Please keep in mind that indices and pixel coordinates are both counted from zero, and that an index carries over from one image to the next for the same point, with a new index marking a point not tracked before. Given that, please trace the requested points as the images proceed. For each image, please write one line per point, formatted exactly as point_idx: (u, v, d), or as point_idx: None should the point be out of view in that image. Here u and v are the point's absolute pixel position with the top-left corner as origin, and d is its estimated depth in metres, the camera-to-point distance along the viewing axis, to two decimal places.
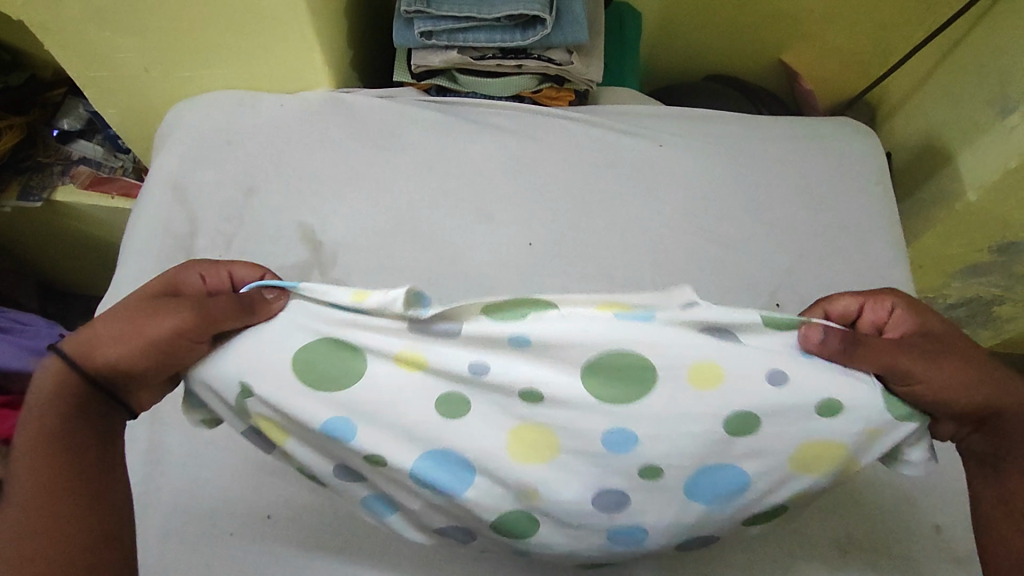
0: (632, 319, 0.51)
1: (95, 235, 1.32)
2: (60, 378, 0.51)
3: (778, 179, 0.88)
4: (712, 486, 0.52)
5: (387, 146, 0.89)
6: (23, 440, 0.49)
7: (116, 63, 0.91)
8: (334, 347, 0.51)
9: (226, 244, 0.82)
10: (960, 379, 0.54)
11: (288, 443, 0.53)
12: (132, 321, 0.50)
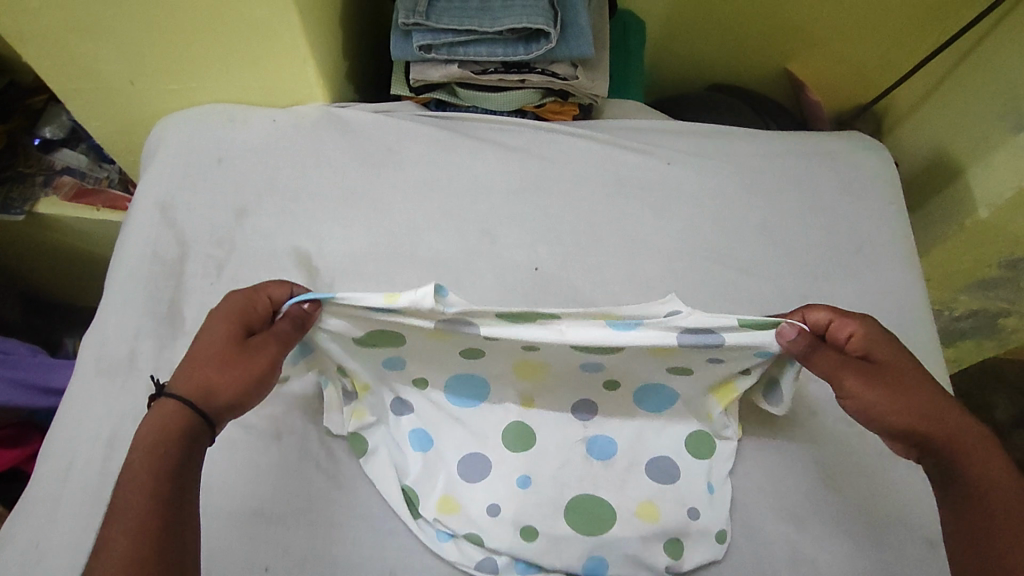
0: (622, 328, 0.56)
1: (81, 246, 1.27)
2: (164, 413, 0.52)
3: (789, 198, 0.85)
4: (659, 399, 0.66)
5: (385, 164, 0.85)
6: (137, 463, 0.49)
7: (99, 76, 0.87)
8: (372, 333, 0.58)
9: (218, 269, 0.78)
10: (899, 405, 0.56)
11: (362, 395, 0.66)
12: (226, 357, 0.55)
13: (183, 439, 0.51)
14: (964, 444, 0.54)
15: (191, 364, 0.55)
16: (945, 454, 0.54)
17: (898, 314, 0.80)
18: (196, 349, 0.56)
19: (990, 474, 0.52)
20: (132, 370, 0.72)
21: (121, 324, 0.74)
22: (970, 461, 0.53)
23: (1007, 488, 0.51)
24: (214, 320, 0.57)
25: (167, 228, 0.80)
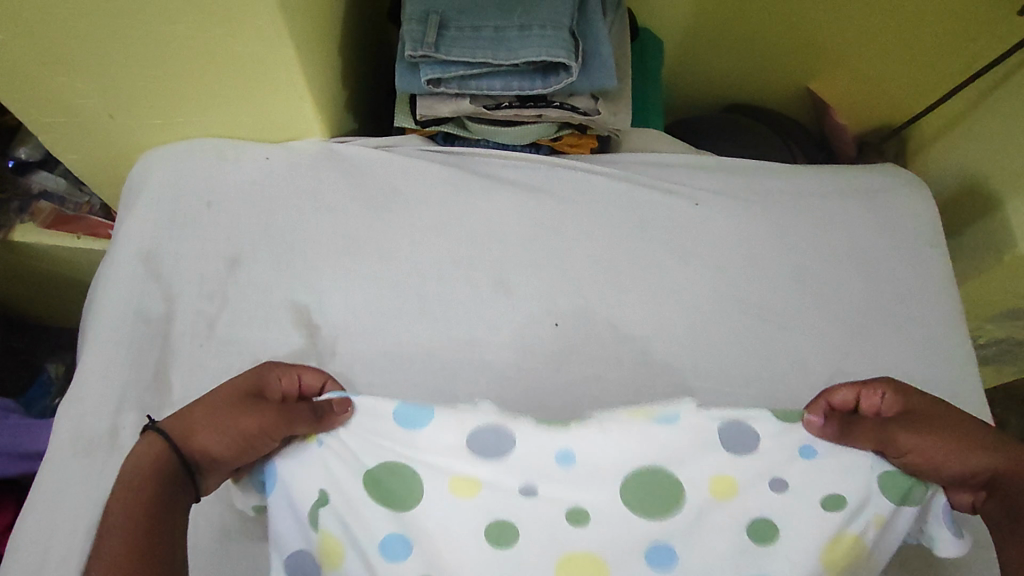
0: (660, 425, 0.55)
1: (61, 270, 1.19)
2: (149, 452, 0.49)
3: (824, 242, 0.80)
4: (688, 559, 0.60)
5: (390, 207, 0.79)
6: (118, 500, 0.46)
7: (73, 109, 0.79)
8: (391, 469, 0.56)
9: (209, 328, 0.72)
10: (950, 448, 0.55)
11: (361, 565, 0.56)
12: (223, 416, 0.51)
13: (171, 471, 0.48)
14: (1017, 473, 0.53)
15: (186, 413, 0.51)
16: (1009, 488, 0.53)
17: (943, 370, 0.75)
18: (193, 403, 0.52)
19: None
20: (116, 447, 0.66)
21: (102, 394, 0.68)
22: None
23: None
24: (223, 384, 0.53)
25: (153, 283, 0.74)
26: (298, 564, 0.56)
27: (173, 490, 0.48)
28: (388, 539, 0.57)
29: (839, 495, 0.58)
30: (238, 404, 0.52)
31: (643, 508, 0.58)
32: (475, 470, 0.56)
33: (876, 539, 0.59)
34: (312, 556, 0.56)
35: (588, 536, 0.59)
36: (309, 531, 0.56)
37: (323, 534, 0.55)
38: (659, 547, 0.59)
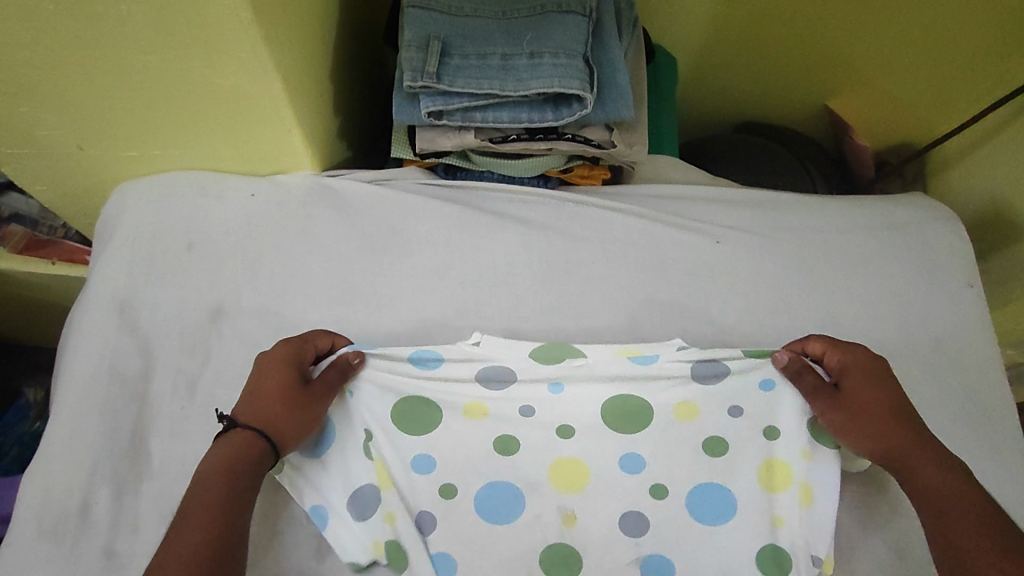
0: (643, 363, 0.61)
1: (34, 296, 1.12)
2: (235, 447, 0.54)
3: (854, 281, 0.74)
4: (707, 506, 0.62)
5: (387, 248, 0.72)
6: (207, 471, 0.52)
7: (39, 141, 0.72)
8: (413, 402, 0.61)
9: (190, 389, 0.65)
10: (864, 425, 0.58)
11: (388, 493, 0.60)
12: (288, 399, 0.56)
13: (258, 459, 0.54)
14: (916, 460, 0.56)
15: (252, 404, 0.56)
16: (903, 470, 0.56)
17: (987, 422, 0.69)
18: (252, 393, 0.57)
19: (944, 490, 0.54)
20: (85, 527, 0.59)
21: (71, 466, 0.61)
22: (921, 474, 0.55)
23: (958, 508, 0.52)
24: (270, 367, 0.58)
25: (128, 336, 0.67)
26: (360, 501, 0.60)
27: (257, 479, 0.53)
28: (423, 458, 0.62)
29: (775, 427, 0.61)
30: (295, 385, 0.57)
31: (619, 423, 0.63)
32: (485, 402, 0.62)
33: (814, 476, 0.60)
34: (365, 485, 0.61)
35: (572, 450, 0.63)
36: (355, 454, 0.61)
37: (377, 461, 0.61)
38: (630, 458, 0.63)
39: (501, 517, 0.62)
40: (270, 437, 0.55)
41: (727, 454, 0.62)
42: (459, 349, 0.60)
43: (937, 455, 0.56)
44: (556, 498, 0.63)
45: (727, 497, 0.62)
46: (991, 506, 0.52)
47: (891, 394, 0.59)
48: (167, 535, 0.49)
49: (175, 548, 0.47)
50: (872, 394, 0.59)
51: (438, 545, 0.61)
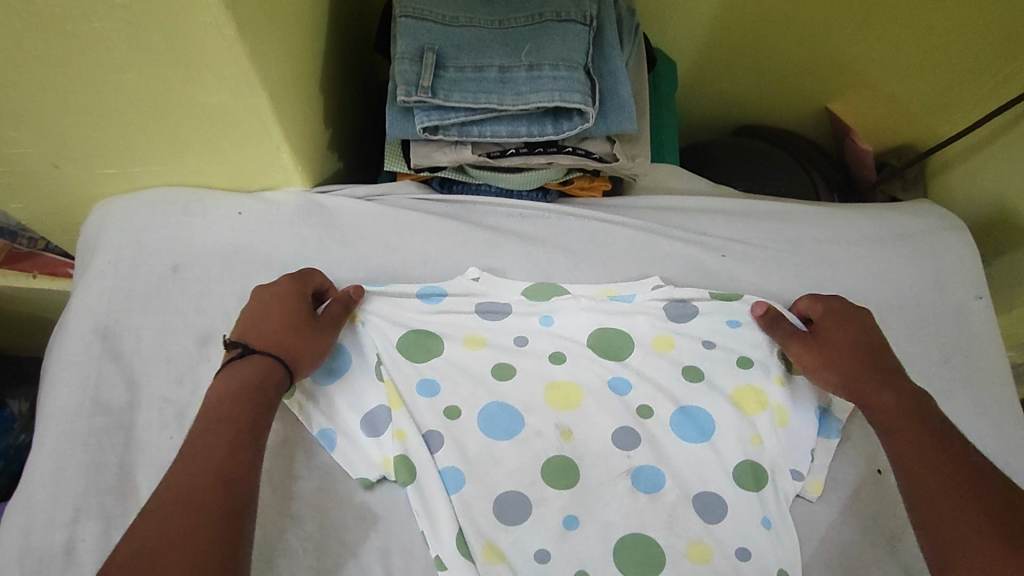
0: (620, 300, 0.69)
1: (17, 309, 1.08)
2: (252, 367, 0.55)
3: (863, 293, 0.72)
4: (694, 425, 0.64)
5: (382, 266, 0.70)
6: (222, 390, 0.53)
7: (12, 160, 0.69)
8: (419, 331, 0.67)
9: (179, 419, 0.63)
10: (835, 360, 0.62)
11: (399, 409, 0.62)
12: (299, 326, 0.60)
13: (274, 380, 0.56)
14: (876, 391, 0.59)
15: (263, 330, 0.58)
16: (866, 401, 0.60)
17: (1002, 439, 0.67)
18: (261, 320, 0.59)
19: (899, 420, 0.57)
20: (70, 568, 0.56)
21: (54, 502, 0.58)
22: (880, 405, 0.59)
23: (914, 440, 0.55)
24: (276, 300, 0.61)
25: (113, 363, 0.64)
26: (372, 420, 0.63)
27: (273, 401, 0.55)
28: (428, 380, 0.65)
29: (747, 356, 0.67)
30: (306, 316, 0.60)
31: (605, 351, 0.67)
32: (483, 333, 0.67)
33: (786, 397, 0.65)
34: (374, 406, 0.64)
35: (562, 375, 0.66)
36: (364, 381, 0.65)
37: (388, 381, 0.64)
38: (618, 381, 0.65)
39: (507, 433, 0.63)
40: (286, 360, 0.57)
41: (706, 379, 0.66)
42: (460, 283, 0.69)
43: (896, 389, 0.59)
44: (553, 415, 0.64)
45: (707, 420, 0.64)
46: (941, 438, 0.55)
47: (866, 335, 0.64)
48: (185, 454, 0.49)
49: (193, 469, 0.47)
50: (836, 339, 0.63)
51: (446, 460, 0.61)
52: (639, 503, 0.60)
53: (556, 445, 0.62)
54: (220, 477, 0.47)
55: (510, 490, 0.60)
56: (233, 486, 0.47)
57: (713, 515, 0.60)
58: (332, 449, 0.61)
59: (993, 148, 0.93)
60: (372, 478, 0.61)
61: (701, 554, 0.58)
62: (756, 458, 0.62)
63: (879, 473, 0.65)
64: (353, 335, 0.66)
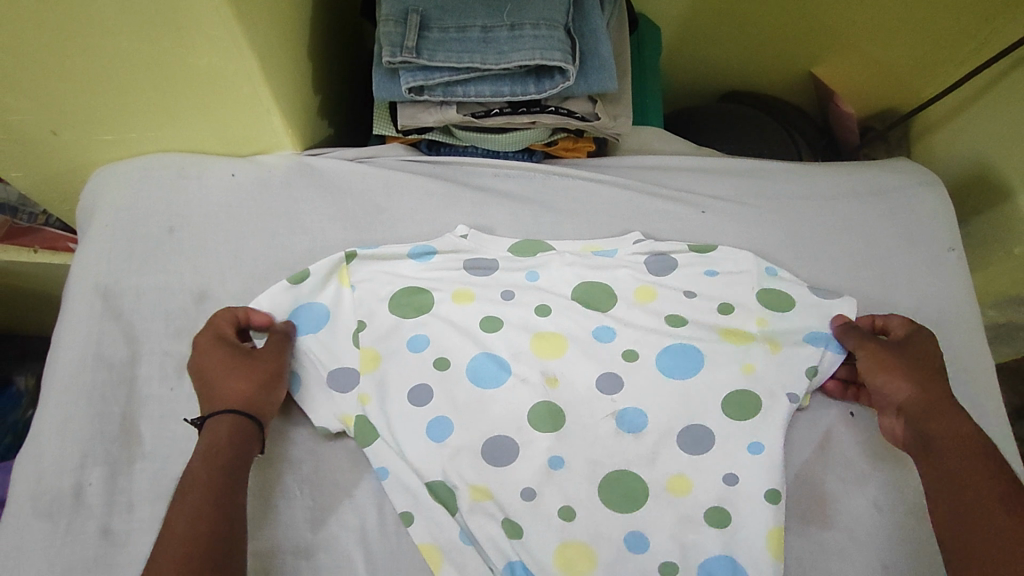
0: (604, 256, 0.72)
1: (15, 285, 1.10)
2: (216, 433, 0.55)
3: (842, 246, 0.75)
4: (676, 365, 0.67)
5: (372, 225, 0.72)
6: (198, 457, 0.53)
7: (12, 128, 0.71)
8: (406, 291, 0.69)
9: (178, 371, 0.65)
10: (905, 372, 0.61)
11: (377, 372, 0.65)
12: (233, 367, 0.59)
13: (243, 437, 0.56)
14: (947, 419, 0.58)
15: (209, 390, 0.58)
16: (931, 422, 0.58)
17: (970, 383, 0.69)
18: (207, 387, 0.58)
19: (966, 451, 0.55)
20: (79, 509, 0.59)
21: (62, 449, 0.61)
22: (948, 432, 0.57)
23: (978, 472, 0.53)
24: (206, 351, 0.60)
25: (113, 319, 0.67)
26: (349, 384, 0.65)
27: (245, 459, 0.55)
28: (417, 338, 0.67)
29: (728, 302, 0.70)
30: (239, 354, 0.60)
31: (591, 303, 0.70)
32: (471, 289, 0.70)
33: (763, 333, 0.68)
34: (350, 365, 0.66)
35: (548, 326, 0.68)
36: (346, 339, 0.67)
37: (366, 347, 0.66)
38: (602, 330, 0.68)
39: (495, 381, 0.65)
40: (249, 412, 0.57)
41: (687, 328, 0.69)
42: (449, 241, 0.71)
43: (964, 421, 0.58)
44: (539, 363, 0.66)
45: (693, 358, 0.67)
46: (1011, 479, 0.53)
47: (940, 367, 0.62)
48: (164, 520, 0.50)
49: (174, 542, 0.48)
50: (915, 354, 0.62)
51: (437, 410, 0.64)
52: (620, 444, 0.63)
53: (542, 390, 0.65)
54: (197, 546, 0.48)
55: (497, 434, 0.63)
56: (220, 529, 0.50)
57: (692, 455, 0.63)
58: (299, 395, 0.63)
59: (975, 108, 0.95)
60: (336, 430, 0.62)
61: (681, 486, 0.62)
62: (739, 389, 0.65)
63: (851, 414, 0.67)
64: (340, 298, 0.69)
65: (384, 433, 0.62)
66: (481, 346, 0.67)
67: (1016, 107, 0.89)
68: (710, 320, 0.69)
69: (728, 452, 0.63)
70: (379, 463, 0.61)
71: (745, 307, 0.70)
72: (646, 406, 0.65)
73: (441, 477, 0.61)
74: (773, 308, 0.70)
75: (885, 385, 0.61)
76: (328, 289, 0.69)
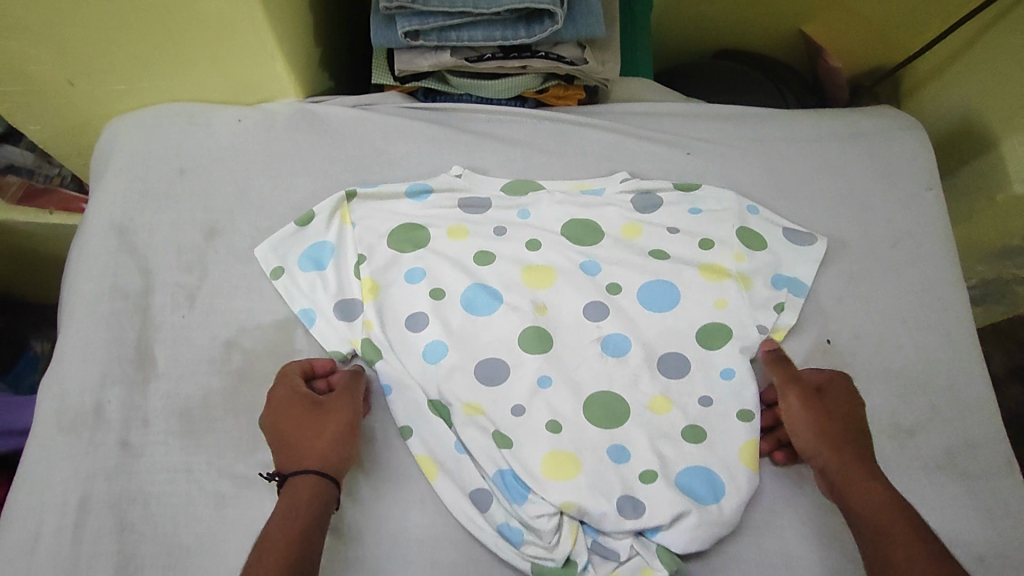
0: (592, 195, 0.75)
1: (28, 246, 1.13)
2: (297, 493, 0.55)
3: (822, 185, 0.77)
4: (657, 298, 0.70)
5: (371, 167, 0.76)
6: (276, 516, 0.53)
7: (30, 78, 0.74)
8: (404, 228, 0.73)
9: (189, 300, 0.69)
10: (821, 425, 0.61)
11: (376, 302, 0.70)
12: (311, 425, 0.59)
13: (322, 497, 0.55)
14: (860, 479, 0.58)
15: (285, 451, 0.58)
16: (846, 482, 0.58)
17: (943, 313, 0.72)
18: (286, 444, 0.58)
19: (881, 511, 0.55)
20: (100, 423, 0.63)
21: (83, 370, 0.65)
22: (862, 491, 0.57)
23: (893, 536, 0.53)
24: (286, 409, 0.60)
25: (129, 254, 0.71)
26: (350, 310, 0.69)
27: (323, 519, 0.54)
28: (414, 271, 0.71)
29: (709, 238, 0.73)
30: (309, 410, 0.60)
31: (580, 238, 0.73)
32: (466, 225, 0.73)
33: (742, 269, 0.71)
34: (354, 295, 0.70)
35: (539, 260, 0.72)
36: (348, 272, 0.71)
37: (366, 278, 0.70)
38: (589, 263, 0.72)
39: (487, 311, 0.69)
40: (327, 471, 0.56)
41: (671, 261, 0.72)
42: (445, 180, 0.74)
43: (878, 477, 0.58)
44: (529, 293, 0.70)
45: (674, 292, 0.71)
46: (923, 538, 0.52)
47: (858, 416, 0.62)
48: None
49: None
50: (834, 412, 0.62)
51: (433, 335, 0.68)
52: (606, 365, 0.67)
53: (532, 317, 0.69)
54: None
55: (489, 357, 0.67)
56: None
57: (673, 376, 0.67)
58: (311, 325, 0.68)
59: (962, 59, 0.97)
60: (344, 353, 0.67)
61: (661, 406, 0.65)
62: (716, 321, 0.69)
63: (828, 342, 0.70)
64: (342, 235, 0.73)
65: (385, 354, 0.67)
66: (474, 278, 0.71)
67: (1000, 55, 0.91)
68: (692, 254, 0.73)
69: (707, 373, 0.67)
70: (382, 380, 0.65)
71: (726, 244, 0.73)
72: (630, 332, 0.69)
73: (437, 395, 0.65)
74: (751, 246, 0.73)
75: (802, 440, 0.61)
76: (331, 226, 0.72)
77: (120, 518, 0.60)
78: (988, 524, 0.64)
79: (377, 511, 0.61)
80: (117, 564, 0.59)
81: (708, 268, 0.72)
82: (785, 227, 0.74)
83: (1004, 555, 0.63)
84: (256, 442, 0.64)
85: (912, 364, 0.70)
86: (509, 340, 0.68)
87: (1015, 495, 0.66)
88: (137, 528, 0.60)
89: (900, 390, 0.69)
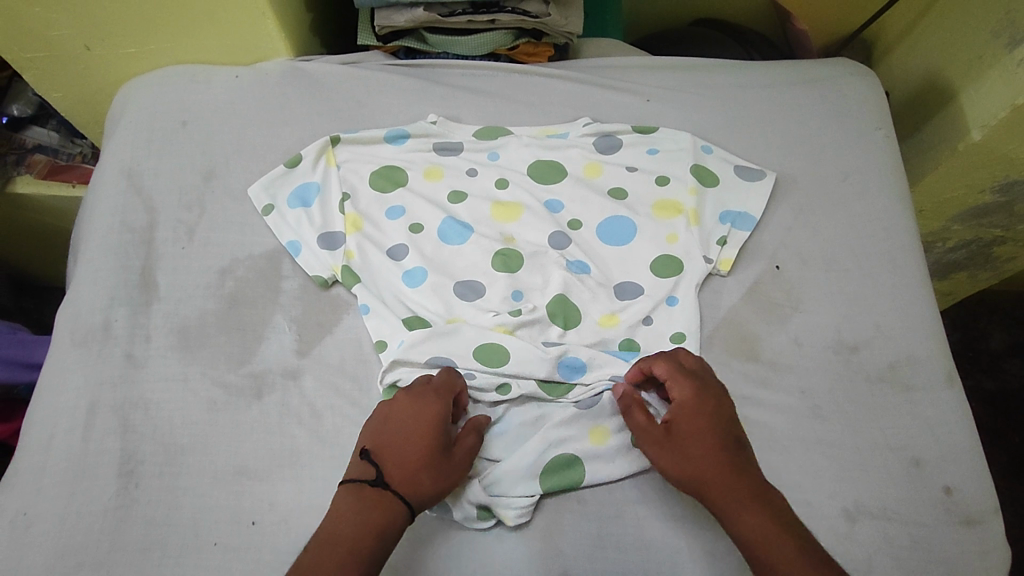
0: (557, 138, 0.82)
1: (49, 226, 1.22)
2: (376, 506, 0.56)
3: (771, 128, 0.84)
4: (616, 232, 0.76)
5: (355, 119, 0.83)
6: (348, 519, 0.55)
7: (51, 43, 0.83)
8: (382, 171, 0.79)
9: (189, 234, 0.76)
10: (686, 460, 0.59)
11: (356, 235, 0.76)
12: (432, 459, 0.58)
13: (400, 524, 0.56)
14: (734, 506, 0.56)
15: (402, 466, 0.58)
16: (716, 510, 0.57)
17: (888, 240, 0.77)
18: (399, 446, 0.59)
19: (763, 534, 0.55)
20: (107, 338, 0.70)
21: (95, 293, 0.73)
22: (741, 518, 0.56)
23: (767, 557, 0.54)
24: (421, 417, 0.60)
25: (136, 195, 0.78)
26: (332, 239, 0.76)
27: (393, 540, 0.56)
28: (395, 208, 0.77)
29: (666, 174, 0.79)
30: (439, 451, 0.59)
31: (545, 177, 0.79)
32: (442, 166, 0.80)
33: (697, 204, 0.77)
34: (337, 228, 0.77)
35: (507, 197, 0.78)
36: (333, 208, 0.78)
37: (348, 213, 0.77)
38: (553, 201, 0.78)
39: (458, 241, 0.75)
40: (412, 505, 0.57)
41: (629, 197, 0.78)
42: (422, 126, 0.82)
43: (746, 494, 0.57)
44: (499, 226, 0.76)
45: (632, 224, 0.76)
46: (802, 550, 0.54)
47: (715, 428, 0.60)
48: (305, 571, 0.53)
49: None
50: (686, 441, 0.60)
51: (411, 262, 0.74)
52: (570, 283, 0.72)
53: (501, 244, 0.74)
54: None
55: (459, 281, 0.73)
56: None
57: (628, 298, 0.72)
58: (297, 255, 0.75)
59: (934, 11, 1.03)
60: (326, 277, 0.73)
61: (614, 316, 0.71)
62: (672, 252, 0.75)
63: (777, 269, 0.75)
64: (328, 177, 0.79)
65: (362, 279, 0.73)
66: (448, 213, 0.77)
67: (951, 16, 0.99)
68: (651, 190, 0.79)
69: (662, 296, 0.72)
70: (361, 301, 0.71)
71: (684, 180, 0.79)
72: (591, 260, 0.74)
73: (411, 315, 0.71)
74: (705, 184, 0.79)
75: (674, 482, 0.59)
76: (319, 168, 0.79)
77: (123, 420, 0.66)
78: (926, 431, 0.68)
79: (357, 416, 0.67)
80: (120, 459, 0.64)
81: (665, 203, 0.78)
82: (738, 163, 0.81)
83: (942, 459, 0.67)
84: (245, 355, 0.70)
85: (857, 287, 0.75)
86: (478, 267, 0.73)
87: (955, 405, 0.69)
88: (139, 428, 0.66)
89: (845, 311, 0.73)
